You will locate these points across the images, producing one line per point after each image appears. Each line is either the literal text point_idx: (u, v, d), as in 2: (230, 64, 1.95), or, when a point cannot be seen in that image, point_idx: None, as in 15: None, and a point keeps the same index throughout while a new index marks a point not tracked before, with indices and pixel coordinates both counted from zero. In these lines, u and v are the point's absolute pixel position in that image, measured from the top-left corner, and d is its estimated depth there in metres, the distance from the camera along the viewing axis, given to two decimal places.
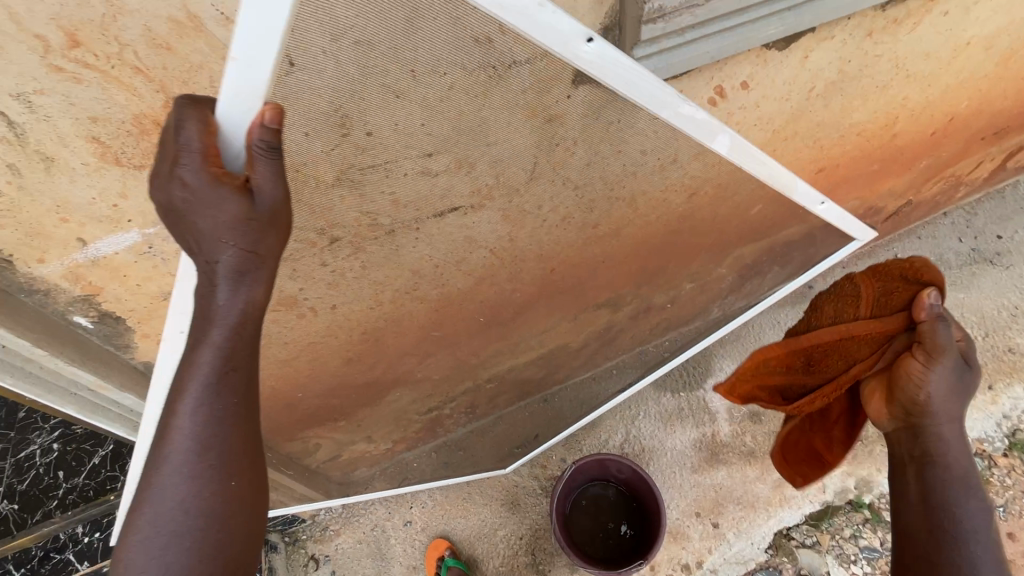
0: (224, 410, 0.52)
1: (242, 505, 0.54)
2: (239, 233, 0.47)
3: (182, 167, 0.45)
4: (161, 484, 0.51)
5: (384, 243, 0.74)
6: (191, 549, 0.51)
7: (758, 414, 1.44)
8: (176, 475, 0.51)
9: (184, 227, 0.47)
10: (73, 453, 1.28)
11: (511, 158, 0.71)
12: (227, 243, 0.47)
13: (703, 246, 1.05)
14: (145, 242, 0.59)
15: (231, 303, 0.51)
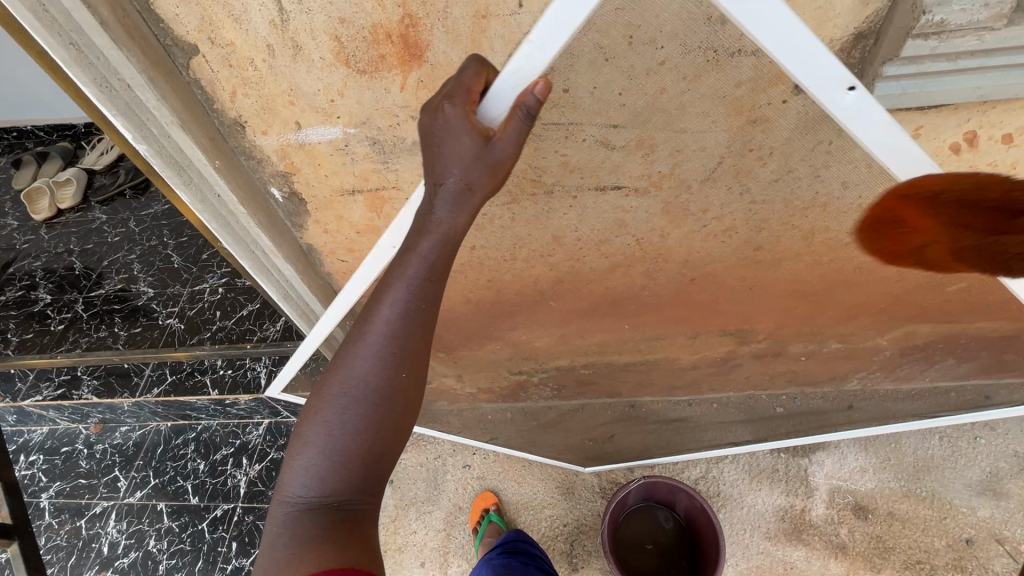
0: (412, 316, 0.49)
1: (381, 448, 0.50)
2: (473, 171, 0.47)
3: (450, 103, 0.46)
4: (355, 346, 0.50)
5: (539, 201, 0.75)
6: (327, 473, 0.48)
7: (864, 510, 1.28)
8: (370, 351, 0.49)
9: (432, 150, 0.48)
10: (230, 299, 1.48)
11: (696, 151, 0.68)
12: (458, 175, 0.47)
13: (871, 309, 0.96)
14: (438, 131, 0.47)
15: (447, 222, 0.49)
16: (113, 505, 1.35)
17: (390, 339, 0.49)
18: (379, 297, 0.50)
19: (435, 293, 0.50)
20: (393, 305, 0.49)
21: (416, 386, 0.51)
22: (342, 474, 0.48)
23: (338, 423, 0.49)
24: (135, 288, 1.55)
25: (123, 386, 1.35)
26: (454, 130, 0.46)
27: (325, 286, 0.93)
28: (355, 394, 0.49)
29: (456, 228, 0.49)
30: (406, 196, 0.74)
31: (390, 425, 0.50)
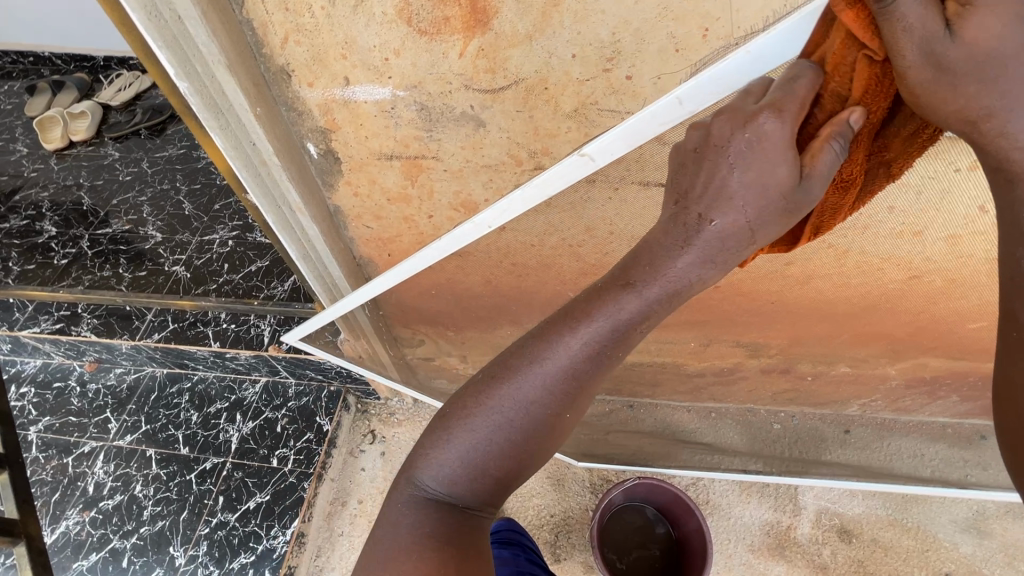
0: (588, 359, 0.50)
1: (515, 462, 0.54)
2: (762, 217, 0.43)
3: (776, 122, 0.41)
4: (524, 372, 0.52)
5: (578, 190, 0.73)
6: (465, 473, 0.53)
7: (848, 534, 1.30)
8: (539, 379, 0.51)
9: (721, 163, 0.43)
10: (239, 253, 1.45)
11: None
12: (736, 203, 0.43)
13: (887, 337, 0.96)
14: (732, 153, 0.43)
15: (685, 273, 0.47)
16: (101, 447, 1.34)
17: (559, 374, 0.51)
18: (561, 333, 0.50)
19: (615, 346, 0.51)
20: (574, 348, 0.50)
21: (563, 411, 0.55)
22: (480, 473, 0.53)
23: (486, 438, 0.52)
24: (142, 231, 1.52)
25: (122, 328, 1.33)
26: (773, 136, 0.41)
27: (345, 250, 0.92)
28: (512, 416, 0.52)
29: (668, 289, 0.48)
30: (443, 167, 0.72)
31: (531, 445, 0.54)
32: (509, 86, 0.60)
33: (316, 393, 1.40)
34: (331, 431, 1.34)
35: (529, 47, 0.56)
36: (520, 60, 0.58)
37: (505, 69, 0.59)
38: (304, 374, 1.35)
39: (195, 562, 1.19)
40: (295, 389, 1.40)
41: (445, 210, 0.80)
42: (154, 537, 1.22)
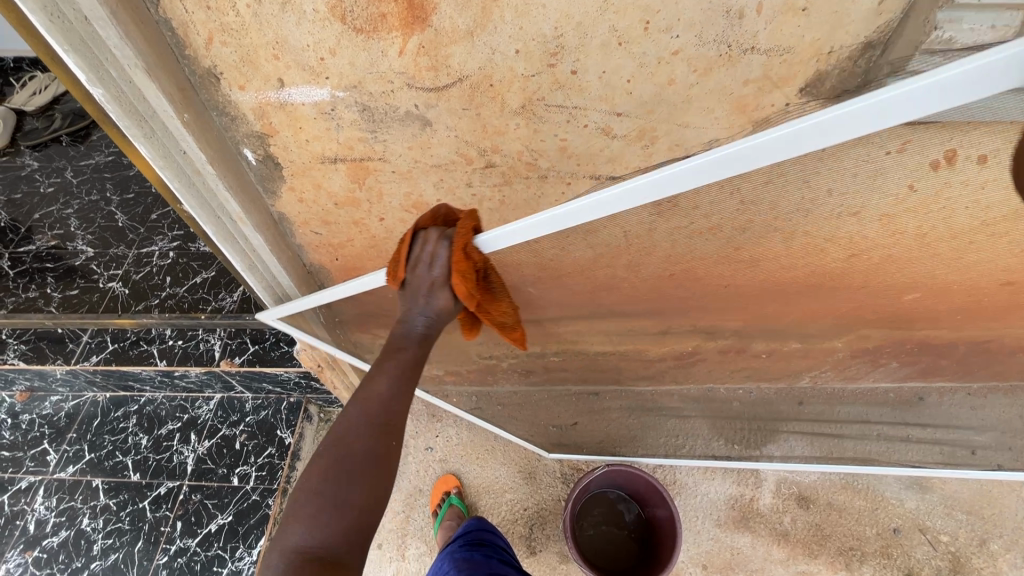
0: (392, 382, 0.58)
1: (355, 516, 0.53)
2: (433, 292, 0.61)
3: (433, 266, 0.60)
4: (347, 412, 0.57)
5: (532, 186, 0.72)
6: (318, 519, 0.51)
7: (806, 500, 1.36)
8: (363, 413, 0.56)
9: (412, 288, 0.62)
10: (181, 265, 1.37)
11: (694, 147, 0.67)
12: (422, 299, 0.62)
13: (831, 314, 1.01)
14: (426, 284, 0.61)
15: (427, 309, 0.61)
16: (41, 480, 1.25)
17: (383, 401, 0.57)
18: (360, 386, 0.59)
19: (415, 373, 0.61)
20: (356, 421, 0.56)
21: (381, 488, 0.55)
22: (317, 562, 0.49)
23: (340, 482, 0.53)
24: (71, 246, 1.41)
25: (55, 353, 1.23)
26: (420, 279, 0.61)
27: (294, 256, 0.88)
28: (313, 504, 0.52)
29: (400, 390, 0.58)
30: (391, 169, 0.70)
31: (368, 481, 0.54)
32: (454, 83, 0.58)
33: (274, 405, 1.34)
34: (294, 443, 1.29)
35: (471, 44, 0.55)
36: (462, 57, 0.56)
37: (448, 66, 0.57)
38: (262, 386, 1.29)
39: None
40: (252, 403, 1.34)
41: (396, 212, 0.78)
42: (106, 571, 1.15)
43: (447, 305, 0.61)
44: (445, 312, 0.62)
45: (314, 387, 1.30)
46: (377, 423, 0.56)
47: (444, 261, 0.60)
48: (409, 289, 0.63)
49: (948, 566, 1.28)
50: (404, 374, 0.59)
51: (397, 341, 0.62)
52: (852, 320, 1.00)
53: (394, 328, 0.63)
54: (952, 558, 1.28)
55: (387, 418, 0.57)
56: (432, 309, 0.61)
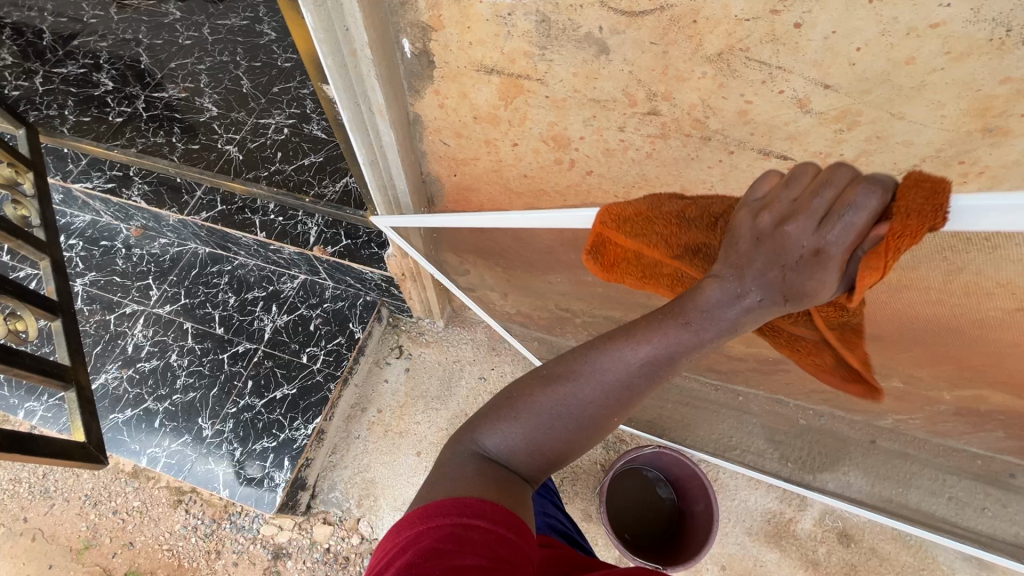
0: (647, 363, 0.51)
1: (545, 456, 0.56)
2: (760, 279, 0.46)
3: (801, 226, 0.43)
4: (590, 357, 0.53)
5: (689, 145, 0.66)
6: (517, 436, 0.55)
7: (848, 539, 1.30)
8: (604, 381, 0.53)
9: (761, 252, 0.46)
10: (293, 144, 1.39)
11: (897, 145, 0.57)
12: (753, 284, 0.47)
13: (960, 364, 0.90)
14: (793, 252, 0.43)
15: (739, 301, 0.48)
16: (142, 311, 1.37)
17: (633, 371, 0.52)
18: (624, 349, 0.52)
19: (672, 367, 0.52)
20: (597, 379, 0.53)
21: (576, 446, 0.56)
22: (497, 468, 0.54)
23: (551, 421, 0.54)
24: (198, 102, 1.47)
25: (172, 201, 1.31)
26: (787, 246, 0.43)
27: (415, 161, 0.87)
28: (516, 424, 0.55)
29: (649, 372, 0.52)
30: (545, 93, 0.65)
31: (568, 434, 0.55)
32: (652, 11, 0.52)
33: (350, 299, 1.40)
34: (362, 339, 1.36)
35: None
36: None
37: None
38: (343, 279, 1.34)
39: (219, 436, 1.25)
40: (331, 292, 1.40)
41: (532, 141, 0.74)
42: (184, 406, 1.27)
43: (769, 301, 0.47)
44: (761, 305, 0.47)
45: (391, 293, 1.33)
46: (608, 393, 0.53)
47: (861, 224, 0.40)
48: (765, 244, 0.45)
49: None
50: (656, 363, 0.51)
51: (699, 308, 0.49)
52: (983, 377, 0.90)
53: (694, 287, 0.51)
54: None
55: (622, 392, 0.53)
56: (739, 301, 0.48)
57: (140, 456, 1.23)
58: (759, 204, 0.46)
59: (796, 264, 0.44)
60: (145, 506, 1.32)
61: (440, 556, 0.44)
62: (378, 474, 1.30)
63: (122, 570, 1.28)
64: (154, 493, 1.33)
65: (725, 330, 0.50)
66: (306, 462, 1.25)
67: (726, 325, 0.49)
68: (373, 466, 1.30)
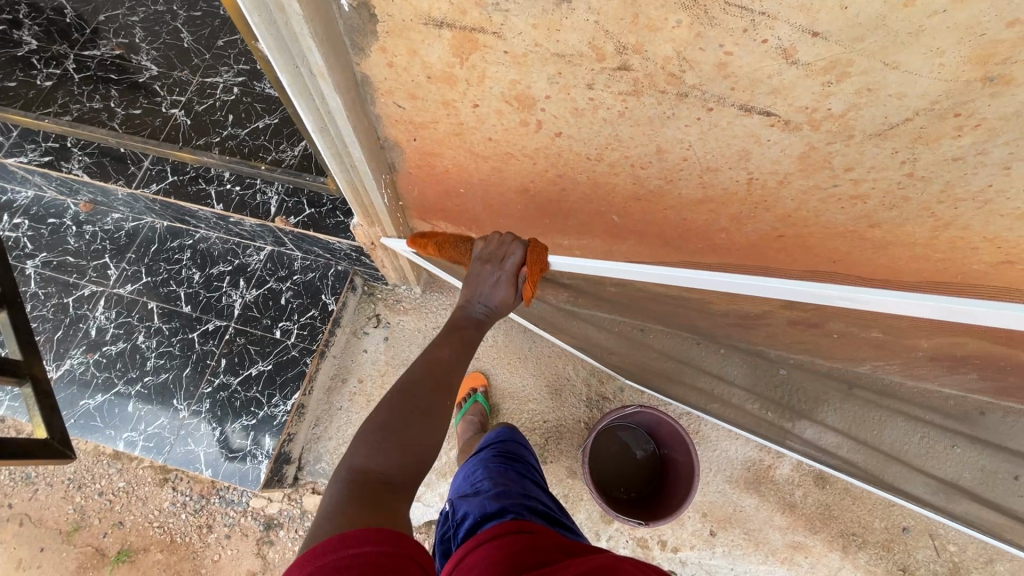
0: (440, 357, 0.69)
1: (403, 456, 0.58)
2: (497, 291, 0.72)
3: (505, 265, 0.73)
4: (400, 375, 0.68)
5: (664, 103, 0.60)
6: (370, 452, 0.57)
7: (824, 480, 1.35)
8: (416, 377, 0.66)
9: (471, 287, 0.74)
10: (245, 105, 1.29)
11: (888, 99, 0.52)
12: (489, 293, 0.72)
13: None
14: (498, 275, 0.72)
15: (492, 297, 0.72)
16: (102, 292, 1.31)
17: (426, 367, 0.68)
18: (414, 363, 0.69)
19: (460, 354, 0.70)
20: (409, 380, 0.66)
21: (424, 444, 0.60)
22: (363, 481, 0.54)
23: (391, 424, 0.60)
24: (135, 60, 1.34)
25: (117, 173, 1.22)
26: (489, 271, 0.73)
27: (369, 127, 0.80)
28: (374, 439, 0.58)
29: (449, 363, 0.69)
30: (504, 49, 0.58)
31: (415, 431, 0.61)
32: None
33: (321, 270, 1.34)
34: (336, 311, 1.32)
35: None
36: None
37: None
38: (312, 250, 1.28)
39: (197, 416, 1.23)
40: (300, 263, 1.34)
41: (494, 101, 0.67)
42: (157, 388, 1.24)
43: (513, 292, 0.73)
44: (501, 304, 0.73)
45: (363, 262, 1.28)
46: (428, 386, 0.66)
47: (515, 258, 0.71)
48: (477, 274, 0.74)
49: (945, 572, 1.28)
50: (442, 362, 0.68)
51: (459, 322, 0.74)
52: None
53: (456, 315, 0.75)
54: (952, 566, 1.28)
55: (434, 385, 0.66)
56: (492, 301, 0.73)
57: (117, 441, 1.21)
58: (479, 257, 0.74)
59: (501, 280, 0.72)
60: (130, 487, 1.32)
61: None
62: None
63: (115, 549, 1.28)
64: (138, 473, 1.33)
65: (478, 326, 0.73)
66: (288, 436, 1.24)
67: (482, 324, 0.74)
68: None
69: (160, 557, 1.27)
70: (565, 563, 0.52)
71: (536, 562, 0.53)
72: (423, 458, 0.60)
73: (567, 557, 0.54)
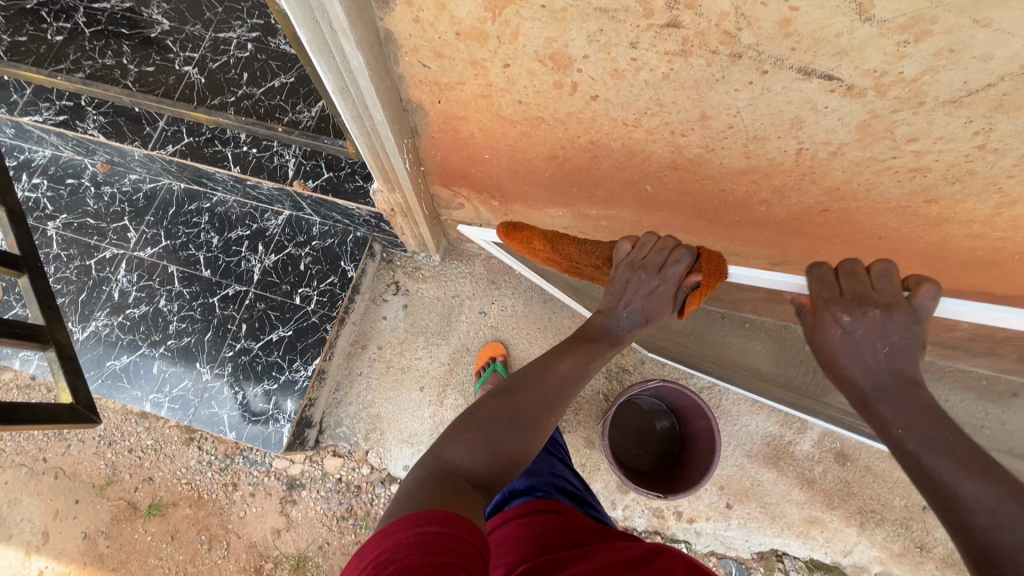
0: (574, 370, 0.66)
1: (502, 463, 0.57)
2: (644, 303, 0.68)
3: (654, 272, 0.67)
4: (528, 373, 0.66)
5: (713, 65, 0.55)
6: (473, 445, 0.57)
7: (844, 457, 1.33)
8: (542, 385, 0.64)
9: (616, 292, 0.69)
10: (259, 63, 1.24)
11: (971, 61, 0.47)
12: (635, 304, 0.68)
13: (990, 298, 0.84)
14: (650, 281, 0.67)
15: (638, 310, 0.68)
16: (123, 255, 1.31)
17: (562, 377, 0.66)
18: (543, 366, 0.66)
19: (588, 371, 0.67)
20: (537, 384, 0.64)
21: (524, 454, 0.59)
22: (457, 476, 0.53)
23: (502, 422, 0.59)
24: (146, 14, 1.29)
25: (133, 133, 1.19)
26: (642, 283, 0.67)
27: (392, 88, 0.75)
28: (479, 434, 0.57)
29: (576, 374, 0.66)
30: (541, 3, 0.53)
31: (519, 438, 0.59)
32: None
33: (340, 236, 1.32)
34: (356, 278, 1.30)
35: None
36: None
37: None
38: (330, 215, 1.26)
39: (220, 379, 1.24)
40: (319, 228, 1.32)
41: (526, 61, 0.63)
42: (180, 351, 1.26)
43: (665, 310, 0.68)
44: (641, 321, 0.69)
45: (382, 228, 1.26)
46: (549, 396, 0.64)
47: (683, 269, 0.66)
48: (626, 280, 0.69)
49: None
50: (574, 376, 0.66)
51: (597, 329, 0.71)
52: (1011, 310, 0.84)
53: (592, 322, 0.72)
54: None
55: (556, 396, 0.64)
56: (634, 314, 0.69)
57: (143, 402, 1.24)
58: (624, 262, 0.70)
59: (656, 293, 0.67)
60: (158, 445, 1.35)
61: (402, 560, 0.39)
62: (385, 409, 1.31)
63: (146, 503, 1.33)
64: (165, 432, 1.36)
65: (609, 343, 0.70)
66: (310, 401, 1.25)
67: (615, 341, 0.70)
68: (377, 402, 1.31)
69: (189, 511, 1.32)
70: (595, 545, 0.51)
71: (567, 543, 0.52)
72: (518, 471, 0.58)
73: (598, 540, 0.53)
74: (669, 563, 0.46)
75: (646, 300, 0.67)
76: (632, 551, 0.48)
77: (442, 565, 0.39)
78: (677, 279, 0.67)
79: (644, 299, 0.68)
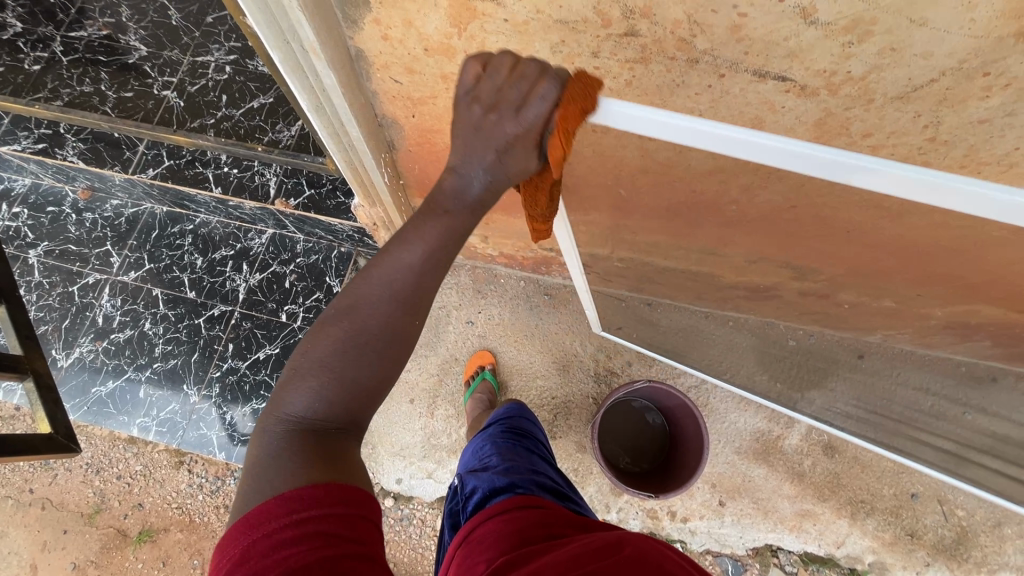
0: (419, 262, 0.50)
1: (356, 395, 0.50)
2: (503, 161, 0.47)
3: (509, 111, 0.45)
4: (363, 277, 0.50)
5: (672, 71, 0.57)
6: (316, 389, 0.49)
7: (832, 449, 1.35)
8: (385, 291, 0.50)
9: (460, 140, 0.48)
10: (238, 85, 1.25)
11: (912, 60, 0.49)
12: (487, 157, 0.47)
13: None
14: (501, 136, 0.46)
15: (490, 170, 0.48)
16: (106, 280, 1.30)
17: (399, 271, 0.49)
18: (378, 264, 0.50)
19: (446, 259, 0.51)
20: (376, 289, 0.50)
21: (385, 370, 0.51)
22: (307, 435, 0.48)
23: (345, 349, 0.49)
24: (124, 40, 1.30)
25: (113, 159, 1.19)
26: (498, 130, 0.45)
27: (366, 104, 0.77)
28: (319, 372, 0.49)
29: (427, 265, 0.50)
30: (503, 18, 0.55)
31: (373, 362, 0.50)
32: None
33: (325, 251, 1.33)
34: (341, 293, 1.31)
35: None
36: None
37: None
38: (314, 232, 1.27)
39: (208, 401, 1.24)
40: (303, 245, 1.33)
41: None
42: (166, 374, 1.25)
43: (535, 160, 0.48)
44: (501, 180, 0.49)
45: (366, 243, 1.27)
46: (395, 300, 0.50)
47: (546, 108, 0.44)
48: (471, 131, 0.47)
49: (953, 536, 1.29)
50: (420, 264, 0.50)
51: (445, 198, 0.50)
52: None
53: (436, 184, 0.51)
54: (961, 531, 1.29)
55: (398, 295, 0.50)
56: (489, 178, 0.48)
57: (130, 426, 1.23)
58: (469, 97, 0.47)
59: (511, 146, 0.46)
60: (147, 470, 1.34)
61: (277, 559, 0.40)
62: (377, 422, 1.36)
63: (136, 530, 1.32)
64: (154, 457, 1.35)
65: (470, 215, 0.50)
66: None
67: (476, 210, 0.51)
68: None
69: (180, 536, 1.30)
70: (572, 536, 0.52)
71: (546, 537, 0.53)
72: (383, 392, 0.52)
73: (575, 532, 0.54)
74: (639, 551, 0.48)
75: (491, 157, 0.47)
76: (604, 540, 0.49)
77: (317, 561, 0.40)
78: (536, 122, 0.44)
79: (499, 150, 0.47)
